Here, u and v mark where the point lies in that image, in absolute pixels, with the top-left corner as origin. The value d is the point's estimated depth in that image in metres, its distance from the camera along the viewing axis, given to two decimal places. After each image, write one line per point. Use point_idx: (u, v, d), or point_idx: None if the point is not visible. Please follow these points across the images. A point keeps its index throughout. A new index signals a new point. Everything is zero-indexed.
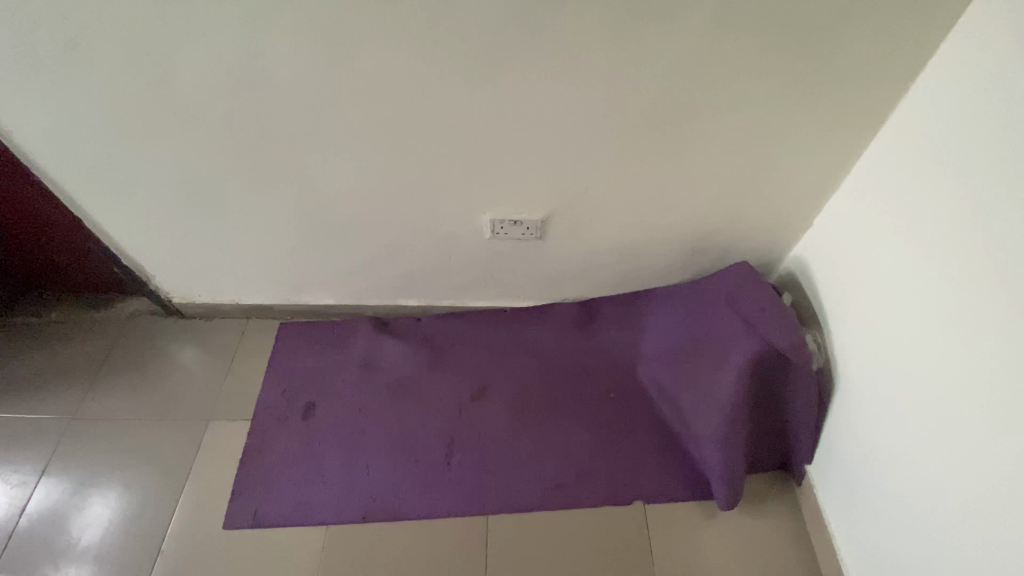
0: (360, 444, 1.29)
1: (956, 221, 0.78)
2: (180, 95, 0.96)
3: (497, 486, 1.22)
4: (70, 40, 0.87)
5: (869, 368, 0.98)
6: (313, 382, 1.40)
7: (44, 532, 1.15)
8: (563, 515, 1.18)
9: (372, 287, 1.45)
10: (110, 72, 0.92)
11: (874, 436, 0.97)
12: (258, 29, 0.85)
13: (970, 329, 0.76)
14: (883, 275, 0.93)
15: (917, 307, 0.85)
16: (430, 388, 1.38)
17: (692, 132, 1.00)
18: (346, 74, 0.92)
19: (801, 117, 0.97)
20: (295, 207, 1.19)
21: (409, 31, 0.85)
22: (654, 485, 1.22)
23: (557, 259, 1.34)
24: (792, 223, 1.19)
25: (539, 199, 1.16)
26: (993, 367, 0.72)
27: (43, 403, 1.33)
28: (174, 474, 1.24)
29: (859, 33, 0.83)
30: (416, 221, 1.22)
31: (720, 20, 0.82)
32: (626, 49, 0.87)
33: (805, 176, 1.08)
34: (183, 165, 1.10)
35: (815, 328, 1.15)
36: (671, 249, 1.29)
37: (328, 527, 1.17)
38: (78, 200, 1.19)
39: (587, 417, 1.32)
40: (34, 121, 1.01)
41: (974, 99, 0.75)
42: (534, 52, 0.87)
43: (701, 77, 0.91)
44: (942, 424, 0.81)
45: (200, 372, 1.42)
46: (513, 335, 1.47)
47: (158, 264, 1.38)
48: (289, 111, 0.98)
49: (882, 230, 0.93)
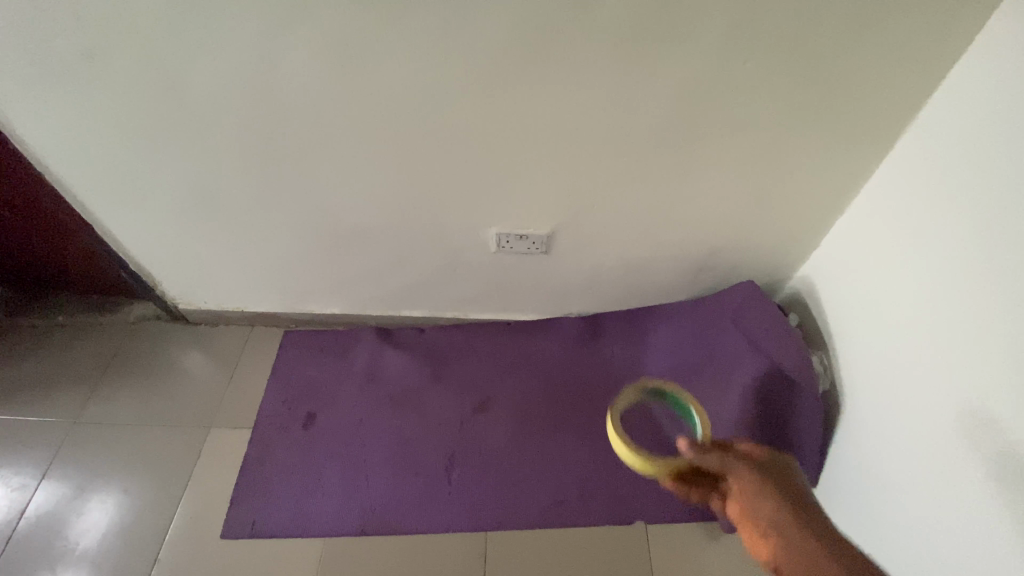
0: (360, 456, 1.28)
1: (961, 243, 0.78)
2: (194, 104, 0.97)
3: (496, 503, 1.21)
4: (90, 49, 0.89)
5: (874, 390, 0.97)
6: (315, 392, 1.39)
7: (42, 536, 1.14)
8: (561, 534, 1.16)
9: (377, 297, 1.44)
10: (127, 81, 0.94)
11: (879, 458, 0.96)
12: (274, 42, 0.87)
13: (971, 353, 0.76)
14: (891, 299, 0.92)
15: (924, 333, 0.85)
16: (432, 401, 1.37)
17: (702, 149, 1.00)
18: (359, 88, 0.93)
19: (808, 139, 0.97)
20: (303, 216, 1.20)
21: (422, 46, 0.86)
22: (655, 505, 1.20)
23: (562, 274, 1.33)
24: (798, 243, 1.19)
25: (546, 214, 1.16)
26: (996, 389, 0.73)
27: (47, 407, 1.33)
28: (173, 481, 1.23)
29: (867, 58, 0.84)
30: (423, 233, 1.23)
31: (729, 41, 0.83)
32: (637, 67, 0.88)
33: (813, 196, 1.08)
34: (195, 174, 1.11)
35: (821, 349, 1.14)
36: (677, 266, 1.29)
37: (327, 539, 1.15)
38: (88, 205, 1.20)
39: (590, 435, 1.31)
40: (47, 124, 1.02)
41: (985, 124, 0.76)
42: (543, 71, 0.89)
43: (708, 98, 0.92)
44: (945, 442, 0.81)
45: (205, 378, 1.41)
46: (516, 349, 1.46)
47: (164, 270, 1.39)
48: (302, 123, 1.00)
49: (887, 254, 0.94)
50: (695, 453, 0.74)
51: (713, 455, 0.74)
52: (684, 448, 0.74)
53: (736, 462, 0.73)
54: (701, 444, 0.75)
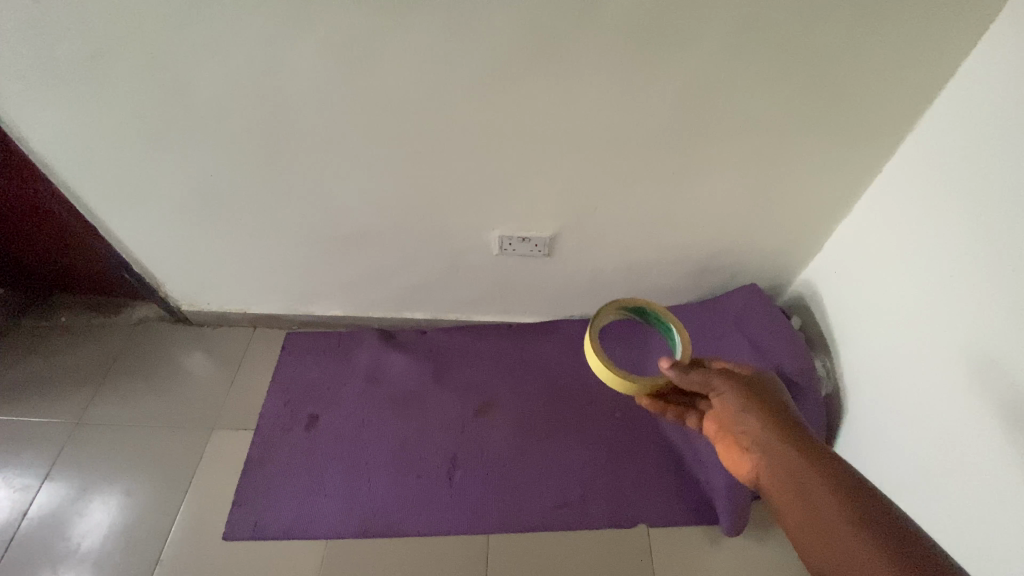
0: (362, 457, 1.28)
1: (968, 247, 0.78)
2: (199, 107, 0.98)
3: (498, 505, 1.20)
4: (96, 52, 0.90)
5: (878, 394, 0.97)
6: (317, 394, 1.39)
7: (45, 537, 1.14)
8: (563, 537, 1.16)
9: (380, 300, 1.45)
10: (132, 84, 0.94)
11: (884, 463, 0.96)
12: (278, 46, 0.87)
13: (977, 358, 0.76)
14: (896, 303, 0.92)
15: (929, 337, 0.85)
16: (434, 402, 1.37)
17: (705, 152, 1.00)
18: (362, 91, 0.93)
19: (810, 143, 0.97)
20: (306, 218, 1.20)
21: (425, 50, 0.87)
22: (657, 509, 1.20)
23: (565, 276, 1.33)
24: (801, 247, 1.18)
25: (548, 217, 1.17)
26: (1004, 395, 0.73)
27: (51, 408, 1.34)
28: (175, 482, 1.23)
29: (869, 63, 0.84)
30: (426, 236, 1.23)
31: (731, 46, 0.84)
32: (639, 71, 0.88)
33: (816, 200, 1.07)
34: (198, 176, 1.11)
35: (824, 353, 1.14)
36: (679, 269, 1.28)
37: (329, 540, 1.15)
38: (92, 207, 1.21)
39: (592, 437, 1.30)
40: (52, 126, 1.03)
41: (989, 128, 0.76)
42: (545, 75, 0.89)
43: (710, 102, 0.92)
44: (952, 447, 0.81)
45: (207, 379, 1.42)
46: (518, 352, 1.46)
47: (167, 272, 1.39)
48: (306, 126, 1.00)
49: (891, 259, 0.94)
50: (679, 372, 0.79)
51: (694, 373, 0.80)
52: (666, 368, 0.79)
53: (714, 377, 0.81)
54: (682, 363, 0.81)
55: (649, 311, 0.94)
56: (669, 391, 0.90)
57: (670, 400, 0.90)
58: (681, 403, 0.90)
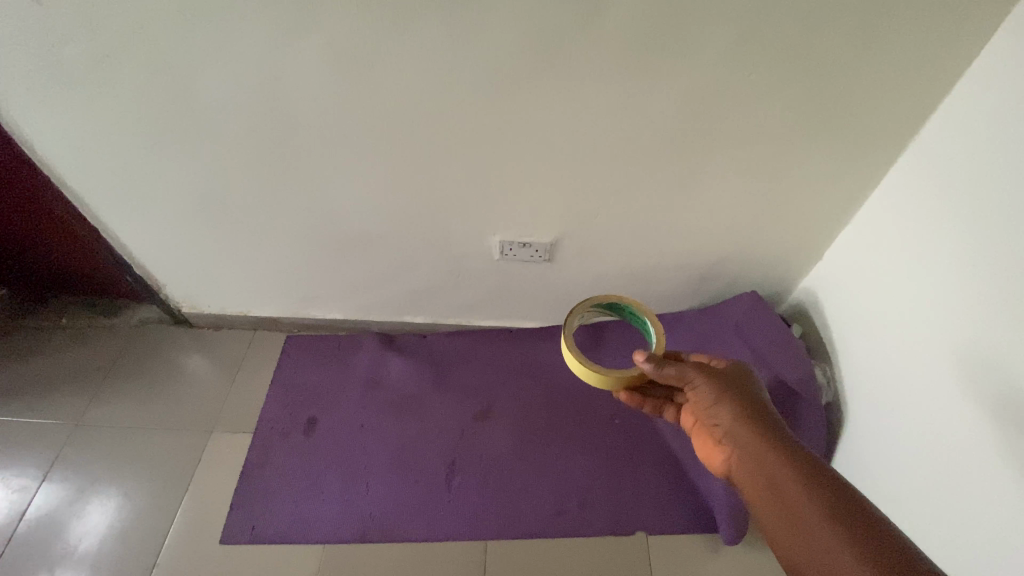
0: (360, 461, 1.28)
1: (967, 259, 0.79)
2: (202, 110, 0.98)
3: (496, 511, 1.20)
4: (101, 55, 0.90)
5: (877, 403, 0.97)
6: (316, 398, 1.39)
7: (42, 538, 1.14)
8: (562, 543, 1.16)
9: (380, 304, 1.45)
10: (136, 87, 0.95)
11: (883, 472, 0.95)
12: (283, 51, 0.88)
13: (978, 369, 0.76)
14: (896, 313, 0.92)
15: (929, 348, 0.85)
16: (434, 407, 1.37)
17: (705, 160, 1.01)
18: (365, 96, 0.94)
19: (810, 151, 0.97)
20: (308, 222, 1.21)
21: (429, 56, 0.87)
22: (656, 516, 1.19)
23: (565, 282, 1.34)
24: (801, 255, 1.19)
25: (549, 223, 1.17)
26: (1004, 406, 0.73)
27: (51, 409, 1.34)
28: (174, 485, 1.23)
29: (869, 73, 0.85)
30: (427, 240, 1.23)
31: (732, 55, 0.84)
32: (641, 78, 0.88)
33: (816, 209, 1.08)
34: (202, 179, 1.12)
35: (825, 361, 1.13)
36: (679, 276, 1.29)
37: (327, 545, 1.15)
38: (94, 208, 1.21)
39: (592, 443, 1.30)
40: (56, 128, 1.03)
41: (990, 139, 0.76)
42: (548, 82, 0.90)
43: (711, 110, 0.92)
44: (951, 458, 0.81)
45: (206, 381, 1.42)
46: (518, 357, 1.46)
47: (168, 273, 1.39)
48: (309, 130, 1.01)
49: (891, 269, 0.94)
50: (653, 366, 0.79)
51: (669, 366, 0.80)
52: (643, 361, 0.78)
53: (689, 371, 0.81)
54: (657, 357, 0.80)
55: (623, 306, 0.94)
56: (648, 386, 0.91)
57: (649, 395, 0.91)
58: (659, 397, 0.92)
